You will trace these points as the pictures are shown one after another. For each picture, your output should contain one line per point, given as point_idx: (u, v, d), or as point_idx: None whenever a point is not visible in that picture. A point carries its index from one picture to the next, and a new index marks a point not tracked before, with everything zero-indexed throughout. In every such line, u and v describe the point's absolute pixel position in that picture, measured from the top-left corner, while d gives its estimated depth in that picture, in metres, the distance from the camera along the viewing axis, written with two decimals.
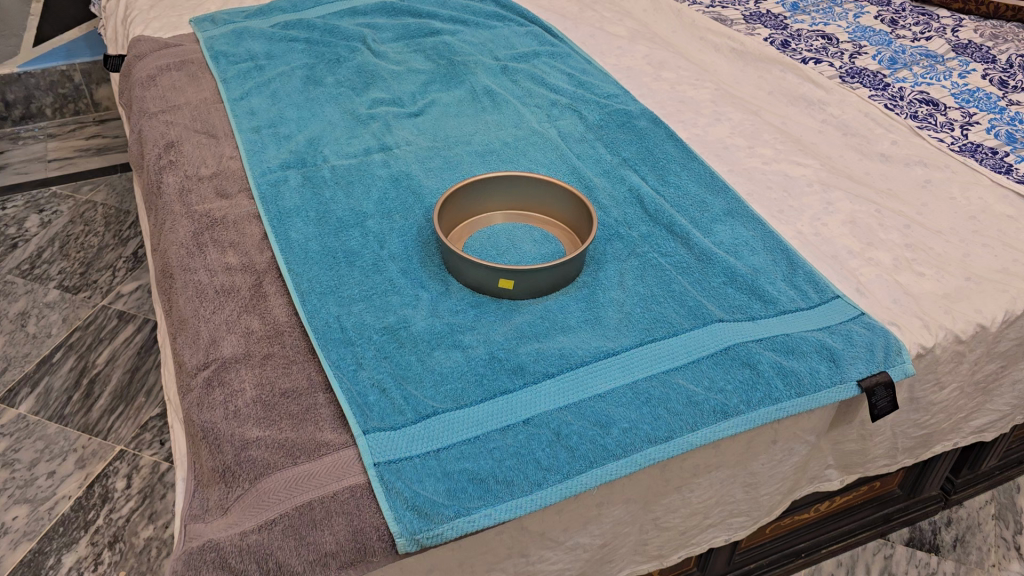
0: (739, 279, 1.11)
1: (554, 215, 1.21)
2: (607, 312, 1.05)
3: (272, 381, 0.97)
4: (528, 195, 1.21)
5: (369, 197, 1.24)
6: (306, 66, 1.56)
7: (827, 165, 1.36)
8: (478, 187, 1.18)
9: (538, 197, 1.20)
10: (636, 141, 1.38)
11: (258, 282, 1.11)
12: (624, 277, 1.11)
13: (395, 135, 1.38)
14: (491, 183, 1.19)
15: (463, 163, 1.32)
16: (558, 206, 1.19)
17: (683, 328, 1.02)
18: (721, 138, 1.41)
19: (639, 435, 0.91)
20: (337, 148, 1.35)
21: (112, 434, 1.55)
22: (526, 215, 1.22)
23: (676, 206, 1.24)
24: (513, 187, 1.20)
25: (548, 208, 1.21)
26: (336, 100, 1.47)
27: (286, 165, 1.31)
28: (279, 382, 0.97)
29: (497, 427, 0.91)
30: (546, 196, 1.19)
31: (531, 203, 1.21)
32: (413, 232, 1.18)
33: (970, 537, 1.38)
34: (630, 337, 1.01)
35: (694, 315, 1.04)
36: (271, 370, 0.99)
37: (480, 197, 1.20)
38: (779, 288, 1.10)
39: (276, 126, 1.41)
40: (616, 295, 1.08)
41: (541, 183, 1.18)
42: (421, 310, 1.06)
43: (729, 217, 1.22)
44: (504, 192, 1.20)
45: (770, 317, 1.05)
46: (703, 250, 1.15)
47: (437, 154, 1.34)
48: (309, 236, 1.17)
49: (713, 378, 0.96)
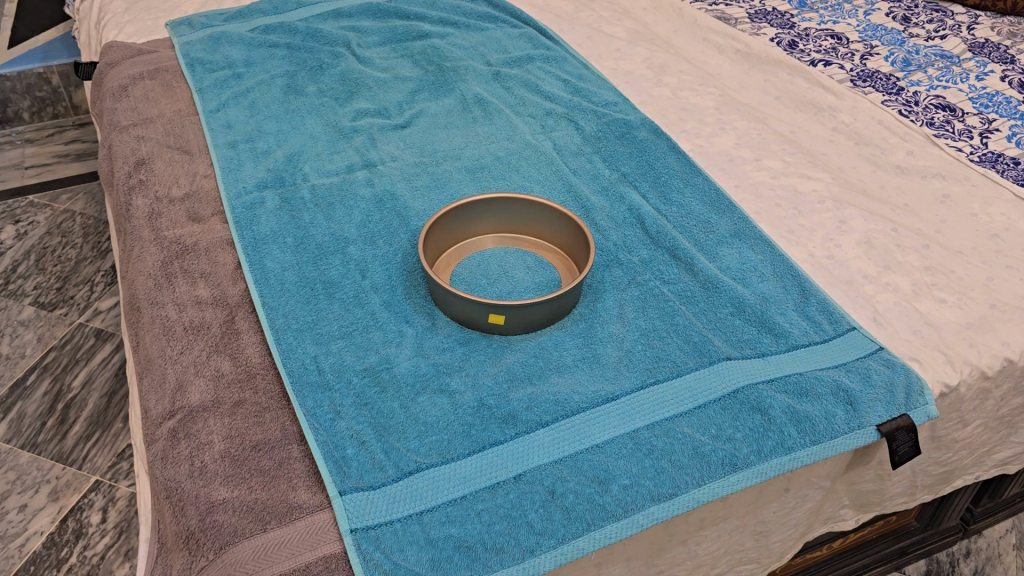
0: (748, 310, 1.03)
1: (548, 239, 1.12)
2: (606, 350, 0.98)
3: (242, 431, 0.90)
4: (520, 218, 1.12)
5: (351, 220, 1.16)
6: (287, 74, 1.48)
7: (839, 179, 1.28)
8: (466, 212, 1.10)
9: (530, 220, 1.12)
10: (636, 154, 1.30)
11: (230, 318, 1.03)
12: (624, 308, 1.03)
13: (380, 150, 1.30)
14: (480, 205, 1.10)
15: (452, 180, 1.24)
16: (552, 230, 1.11)
17: (688, 368, 0.95)
18: (726, 149, 1.33)
19: (641, 492, 0.83)
20: (317, 165, 1.27)
21: (87, 463, 1.48)
22: (518, 239, 1.14)
23: (680, 226, 1.16)
24: (504, 209, 1.11)
25: (541, 231, 1.12)
26: (318, 112, 1.39)
27: (263, 184, 1.23)
28: (250, 433, 0.90)
29: (486, 485, 0.83)
30: (538, 218, 1.11)
31: (522, 226, 1.13)
32: (398, 260, 1.10)
33: (990, 570, 1.31)
34: (631, 379, 0.94)
35: (699, 352, 0.97)
36: (242, 418, 0.91)
37: (468, 222, 1.11)
38: (791, 319, 1.02)
39: (254, 141, 1.33)
40: (615, 329, 1.00)
41: (533, 205, 1.09)
42: (405, 349, 0.98)
43: (736, 239, 1.14)
44: (493, 214, 1.12)
45: (781, 352, 0.98)
46: (708, 278, 1.08)
47: (424, 171, 1.26)
48: (286, 266, 1.09)
49: (721, 426, 0.89)
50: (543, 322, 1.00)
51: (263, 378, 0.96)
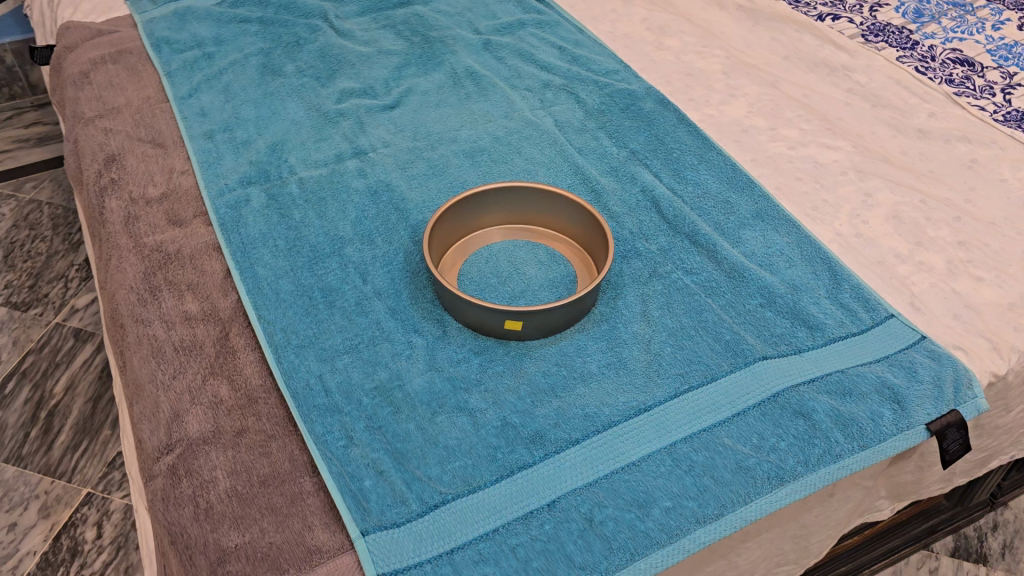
0: (779, 301, 0.97)
1: (561, 230, 1.05)
2: (632, 354, 0.91)
3: (248, 465, 0.83)
4: (530, 207, 1.04)
5: (345, 216, 1.08)
6: (262, 52, 1.37)
7: (859, 148, 1.21)
8: (471, 203, 1.01)
9: (541, 209, 1.04)
10: (644, 128, 1.22)
11: (224, 334, 0.95)
12: (647, 304, 0.97)
13: (370, 136, 1.20)
14: (486, 195, 1.02)
15: (450, 166, 1.15)
16: (565, 221, 1.03)
17: (722, 371, 0.89)
18: (738, 118, 1.25)
19: (685, 515, 0.78)
20: (304, 154, 1.18)
21: (77, 475, 1.41)
22: (528, 230, 1.06)
23: (698, 209, 1.09)
24: (512, 198, 1.03)
25: (554, 221, 1.04)
26: (299, 93, 1.29)
27: (247, 180, 1.13)
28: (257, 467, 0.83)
29: (518, 516, 0.77)
30: (550, 208, 1.03)
31: (533, 215, 1.05)
32: (400, 260, 1.02)
33: (1019, 543, 1.29)
34: (662, 386, 0.87)
35: (732, 352, 0.91)
36: (247, 449, 0.84)
37: (475, 214, 1.03)
38: (825, 310, 0.96)
39: (232, 130, 1.23)
40: (639, 330, 0.94)
41: (544, 194, 1.01)
42: (416, 362, 0.91)
43: (759, 221, 1.07)
44: (502, 204, 1.04)
45: (818, 348, 0.92)
46: (733, 266, 1.01)
47: (420, 156, 1.17)
48: (280, 272, 1.00)
49: (763, 435, 0.83)
50: (563, 326, 0.93)
51: (266, 403, 0.88)
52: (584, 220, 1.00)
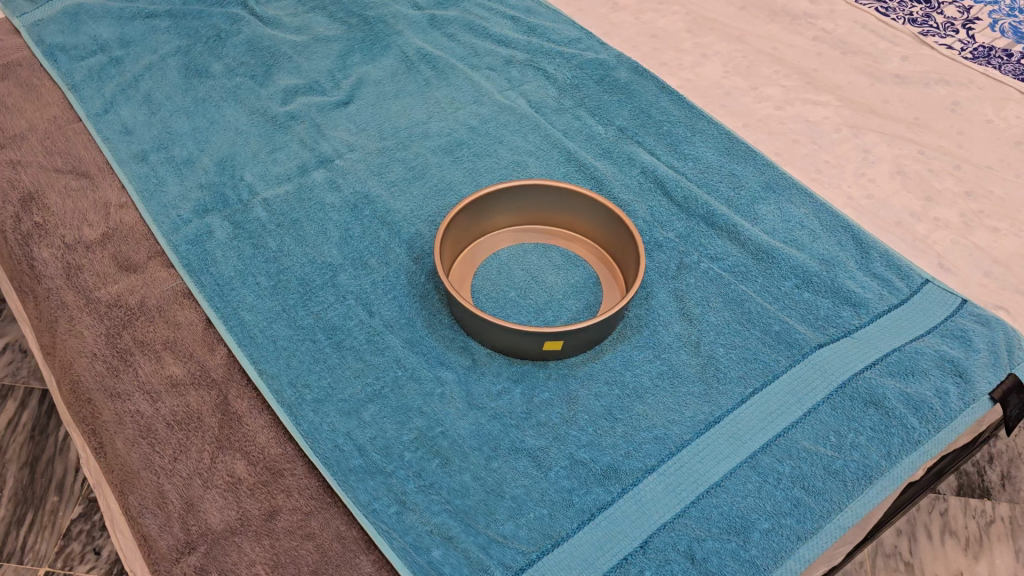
0: (815, 279, 0.92)
1: (573, 228, 0.96)
2: (683, 360, 0.84)
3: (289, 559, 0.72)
4: (539, 206, 0.95)
5: (328, 238, 0.95)
6: (179, 51, 1.20)
7: (845, 100, 1.16)
8: (476, 209, 0.92)
9: (550, 207, 0.95)
10: (626, 100, 1.13)
11: (222, 398, 0.82)
12: (684, 301, 0.90)
13: (332, 140, 1.07)
14: (491, 198, 0.92)
15: (429, 166, 1.04)
16: (577, 217, 0.95)
17: (782, 368, 0.84)
18: (717, 81, 1.18)
19: (786, 534, 0.72)
20: (260, 169, 1.03)
21: (27, 554, 1.23)
22: (536, 231, 0.97)
23: (705, 186, 1.03)
24: (519, 199, 0.94)
25: (564, 220, 0.96)
26: (235, 97, 1.13)
27: (202, 208, 0.98)
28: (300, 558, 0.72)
29: (614, 564, 0.71)
30: (560, 204, 0.94)
31: (540, 215, 0.96)
32: (404, 284, 0.91)
33: (1016, 471, 1.32)
34: (725, 394, 0.82)
35: (785, 345, 0.86)
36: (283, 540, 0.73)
37: (479, 219, 0.93)
38: (862, 285, 0.92)
39: (167, 148, 1.06)
40: (684, 331, 0.87)
41: (555, 192, 0.93)
42: (453, 402, 0.81)
43: (771, 193, 1.02)
44: (507, 206, 0.94)
45: (866, 327, 0.88)
46: (760, 246, 0.95)
47: (394, 158, 1.05)
48: (269, 314, 0.87)
49: (840, 432, 0.79)
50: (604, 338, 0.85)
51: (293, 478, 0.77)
52: (602, 218, 0.92)
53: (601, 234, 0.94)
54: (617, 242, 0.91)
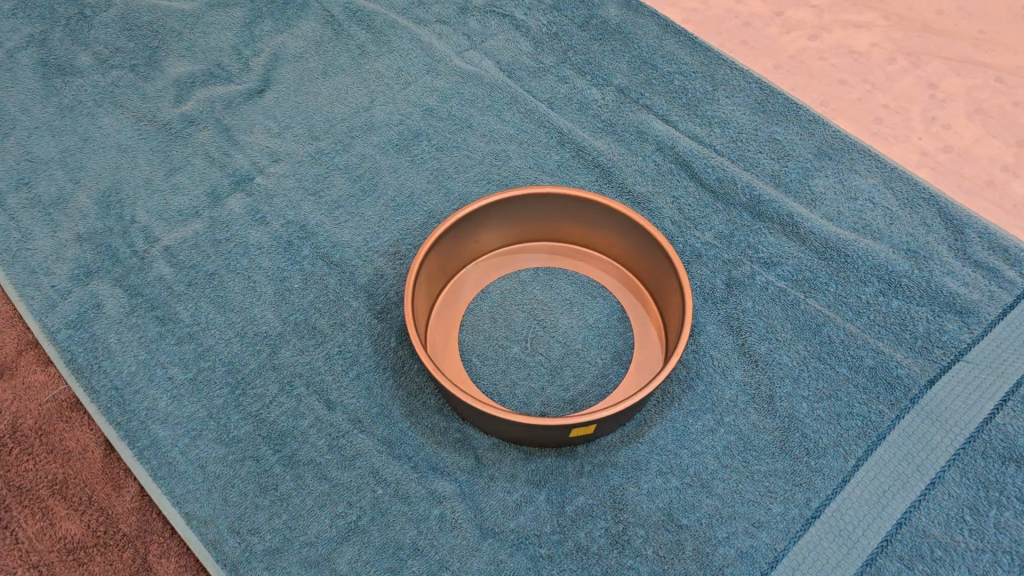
0: (905, 281, 0.70)
1: (588, 243, 0.73)
2: (756, 425, 0.63)
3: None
4: (541, 219, 0.71)
5: (261, 298, 0.71)
6: (31, 41, 0.91)
7: (894, 16, 0.92)
8: (457, 236, 0.68)
9: (557, 220, 0.71)
10: (622, 49, 0.88)
11: (140, 563, 0.60)
12: (743, 335, 0.68)
13: (249, 150, 0.82)
14: (476, 218, 0.68)
15: (382, 173, 0.79)
16: (590, 231, 0.72)
17: (887, 425, 0.62)
18: (731, 8, 0.93)
19: None
20: (157, 202, 0.78)
21: None
22: (539, 249, 0.74)
23: (741, 159, 0.79)
24: (514, 213, 0.70)
25: (577, 233, 0.73)
26: (114, 100, 0.86)
27: (84, 270, 0.73)
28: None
29: None
30: (567, 216, 0.71)
31: (543, 230, 0.73)
32: (369, 354, 0.68)
33: None
34: (820, 471, 0.61)
35: (885, 386, 0.64)
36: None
37: (462, 246, 0.70)
38: (964, 282, 0.70)
39: (28, 184, 0.80)
40: (749, 380, 0.65)
41: (562, 200, 0.69)
42: (459, 529, 0.59)
43: (827, 159, 0.78)
44: (499, 224, 0.71)
45: (982, 345, 0.67)
46: (826, 241, 0.73)
47: (335, 168, 0.80)
48: (191, 425, 0.64)
49: (978, 511, 0.59)
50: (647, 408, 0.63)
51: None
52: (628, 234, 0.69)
53: (626, 251, 0.71)
54: (649, 264, 0.69)
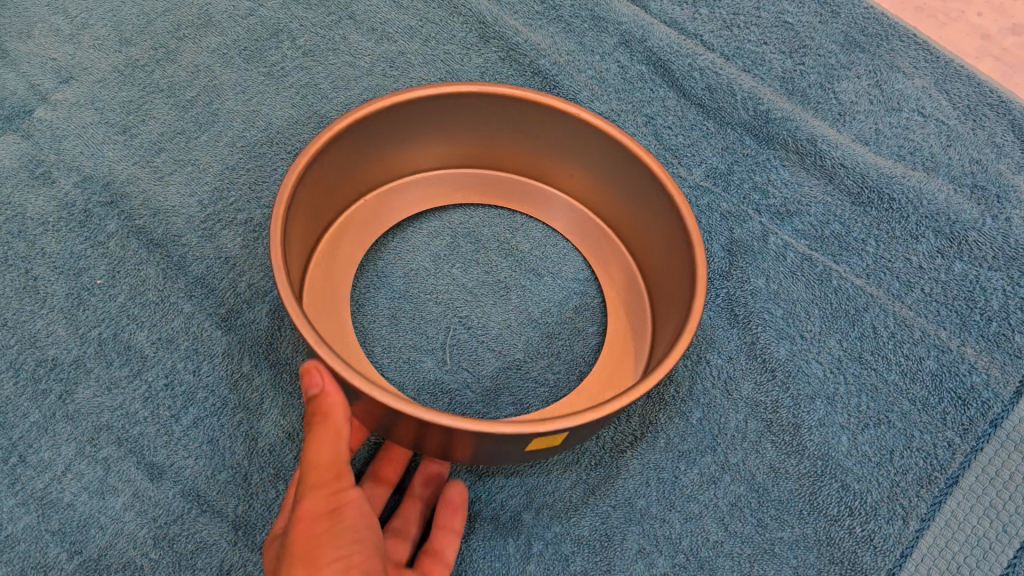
0: (974, 236, 0.50)
1: (543, 173, 0.51)
2: (773, 469, 0.44)
3: (332, 554, 0.33)
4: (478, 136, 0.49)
5: (45, 303, 0.48)
6: None
7: None
8: (353, 156, 0.45)
9: (497, 135, 0.49)
10: None
11: None
12: (752, 329, 0.47)
13: (25, 65, 0.56)
14: (376, 134, 0.45)
15: (224, 94, 0.54)
16: (549, 157, 0.50)
17: (959, 464, 0.44)
18: None
19: None
20: None
21: None
22: (472, 178, 0.52)
23: (739, 54, 0.56)
24: (438, 125, 0.47)
25: (529, 159, 0.50)
26: None
27: None
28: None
29: None
30: (518, 133, 0.48)
31: (474, 149, 0.50)
32: (211, 387, 0.46)
33: None
34: (869, 542, 0.42)
35: (955, 404, 0.45)
36: (366, 532, 0.35)
37: (360, 170, 0.47)
38: None
39: None
40: (762, 400, 0.45)
41: (514, 109, 0.46)
42: None
43: (858, 51, 0.56)
44: (411, 140, 0.48)
45: None
46: (863, 175, 0.51)
47: (153, 89, 0.55)
48: None
49: None
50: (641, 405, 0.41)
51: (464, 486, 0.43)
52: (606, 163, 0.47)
53: (598, 187, 0.50)
54: (631, 203, 0.47)
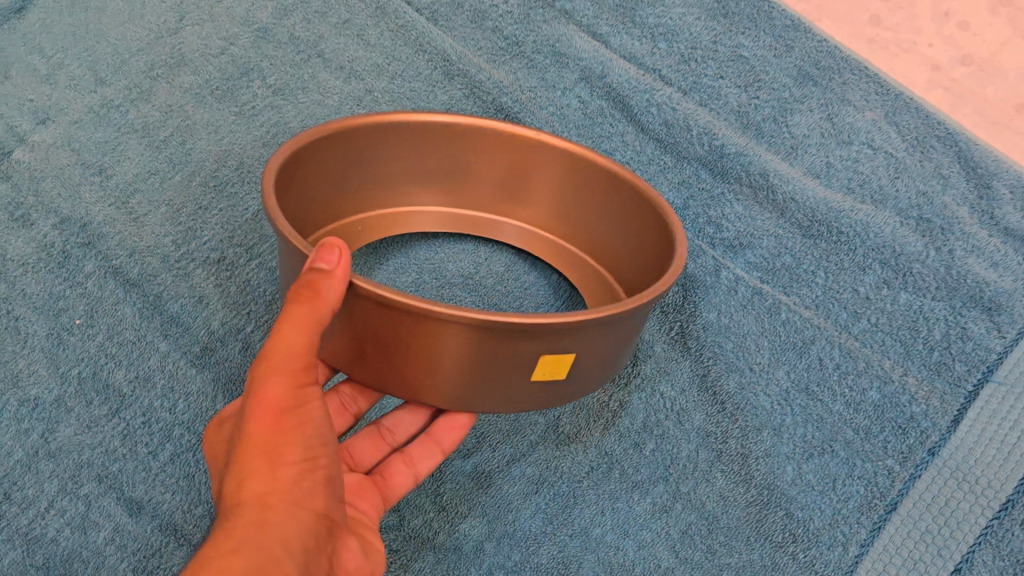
0: (918, 267, 0.52)
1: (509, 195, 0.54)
2: (723, 497, 0.47)
3: (295, 450, 0.34)
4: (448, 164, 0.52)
5: (23, 342, 0.50)
6: None
7: None
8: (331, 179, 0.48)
9: (447, 173, 0.52)
10: None
11: None
12: (704, 362, 0.50)
13: (2, 106, 0.57)
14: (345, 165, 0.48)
15: (196, 133, 0.57)
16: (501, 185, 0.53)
17: (899, 491, 0.46)
18: None
19: None
20: None
21: None
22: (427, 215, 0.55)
23: (695, 89, 0.58)
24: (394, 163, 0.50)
25: (495, 186, 0.53)
26: None
27: None
28: (287, 486, 0.33)
29: None
30: (470, 165, 0.52)
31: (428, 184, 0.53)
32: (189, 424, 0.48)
33: None
34: (812, 566, 0.45)
35: (895, 432, 0.48)
36: (322, 429, 0.36)
37: (333, 199, 0.49)
38: (995, 262, 0.52)
39: None
40: (713, 431, 0.48)
41: (469, 137, 0.50)
42: None
43: (810, 85, 0.57)
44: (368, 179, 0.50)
45: (1017, 357, 0.49)
46: (812, 209, 0.53)
47: (128, 129, 0.57)
48: None
49: None
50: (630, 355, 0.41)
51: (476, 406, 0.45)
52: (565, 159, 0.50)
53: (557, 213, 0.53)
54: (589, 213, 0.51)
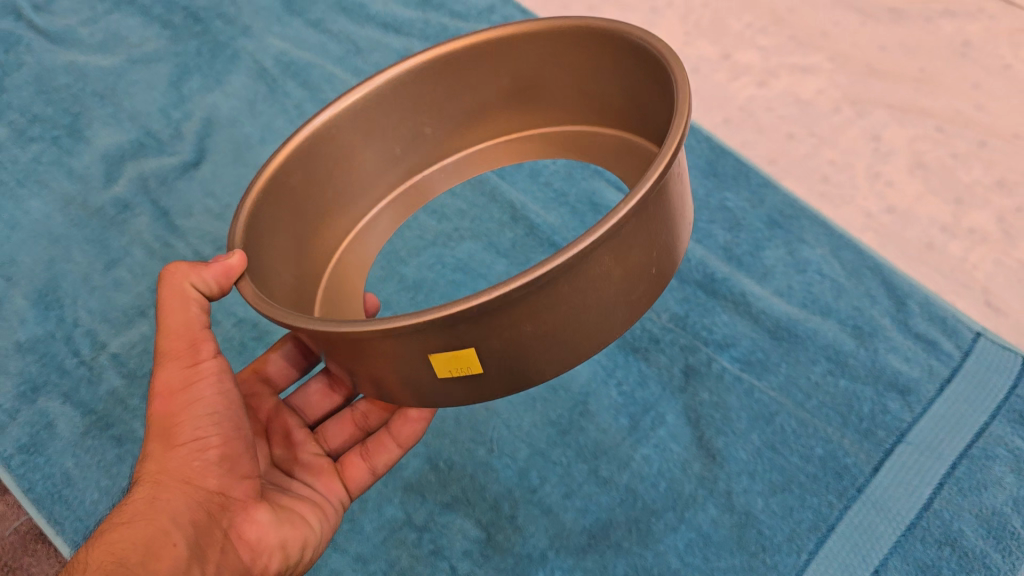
0: (852, 362, 0.72)
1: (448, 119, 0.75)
2: (715, 521, 0.66)
3: (184, 433, 0.54)
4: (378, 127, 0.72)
5: None
6: None
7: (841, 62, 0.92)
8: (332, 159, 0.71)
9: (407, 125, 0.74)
10: None
11: None
12: (700, 427, 0.71)
13: (190, 237, 0.79)
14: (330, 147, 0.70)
15: None
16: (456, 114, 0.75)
17: (836, 516, 0.65)
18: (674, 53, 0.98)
19: None
20: (99, 300, 0.76)
21: None
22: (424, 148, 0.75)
23: (695, 231, 0.83)
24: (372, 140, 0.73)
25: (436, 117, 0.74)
26: (39, 178, 0.86)
27: (30, 383, 0.72)
28: (178, 463, 0.54)
29: None
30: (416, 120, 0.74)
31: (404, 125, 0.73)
32: None
33: None
34: (775, 568, 0.63)
35: (834, 476, 0.67)
36: (209, 426, 0.55)
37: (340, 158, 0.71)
38: (908, 357, 0.72)
39: None
40: (707, 474, 0.68)
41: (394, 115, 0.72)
42: None
43: (776, 229, 0.81)
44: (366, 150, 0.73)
45: (921, 424, 0.69)
46: (778, 320, 0.75)
47: None
48: None
49: None
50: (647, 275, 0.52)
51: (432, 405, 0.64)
52: (484, 87, 0.74)
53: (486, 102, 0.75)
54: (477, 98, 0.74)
